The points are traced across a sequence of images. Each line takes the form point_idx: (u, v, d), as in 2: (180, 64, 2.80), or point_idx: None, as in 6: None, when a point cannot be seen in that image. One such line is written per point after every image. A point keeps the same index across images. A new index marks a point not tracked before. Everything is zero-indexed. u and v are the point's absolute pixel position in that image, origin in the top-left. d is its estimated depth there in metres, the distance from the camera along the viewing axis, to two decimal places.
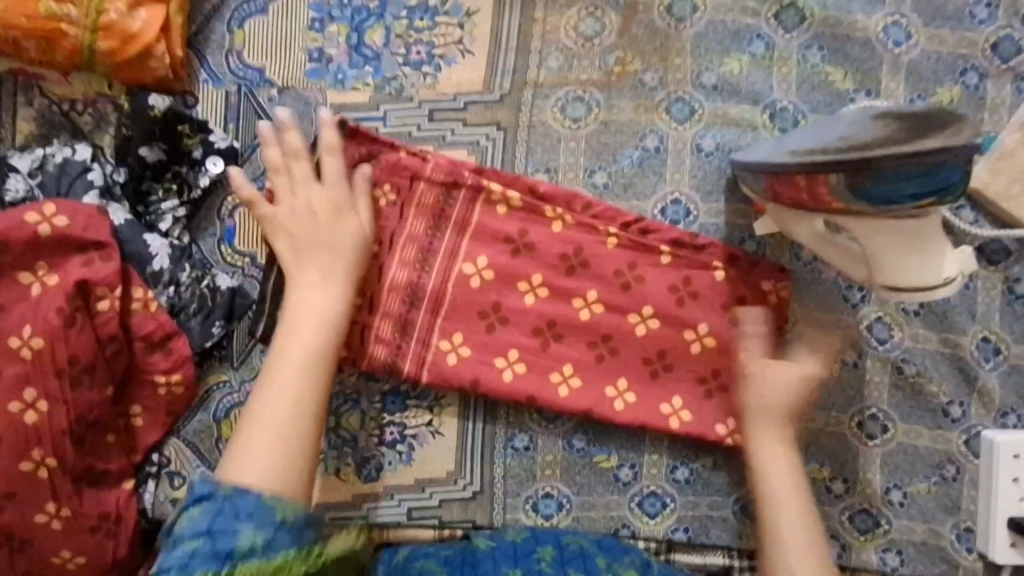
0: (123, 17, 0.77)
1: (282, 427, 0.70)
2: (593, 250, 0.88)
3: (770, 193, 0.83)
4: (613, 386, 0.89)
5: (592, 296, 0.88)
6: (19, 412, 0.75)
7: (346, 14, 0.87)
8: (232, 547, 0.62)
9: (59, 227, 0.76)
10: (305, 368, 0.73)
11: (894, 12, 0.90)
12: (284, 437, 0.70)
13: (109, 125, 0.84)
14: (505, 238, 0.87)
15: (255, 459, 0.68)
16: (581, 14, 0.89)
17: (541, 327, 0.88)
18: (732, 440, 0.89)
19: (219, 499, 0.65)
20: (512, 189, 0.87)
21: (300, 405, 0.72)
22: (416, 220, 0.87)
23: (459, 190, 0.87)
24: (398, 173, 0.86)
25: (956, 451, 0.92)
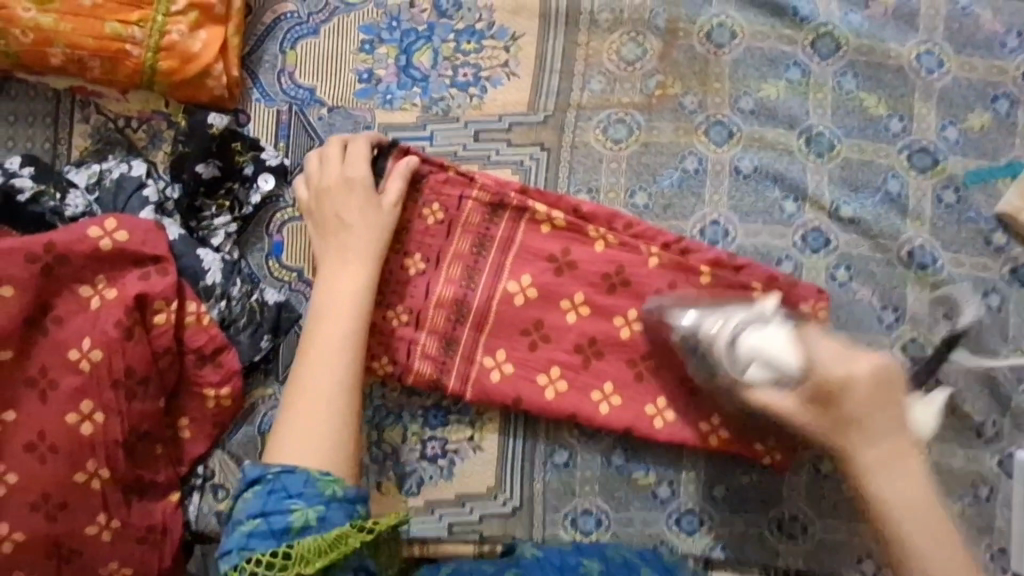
0: (185, 38, 0.81)
1: (324, 403, 0.74)
2: (635, 269, 0.89)
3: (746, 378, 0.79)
4: (652, 404, 0.89)
5: (633, 314, 0.89)
6: (75, 422, 0.76)
7: (395, 36, 0.90)
8: (286, 524, 0.67)
9: (118, 242, 0.77)
10: (337, 350, 0.77)
11: (926, 40, 0.93)
12: (323, 411, 0.74)
13: (163, 141, 0.86)
14: (548, 256, 0.89)
15: (297, 434, 0.73)
16: (623, 39, 0.92)
17: (582, 344, 0.89)
18: (770, 459, 0.90)
19: (270, 481, 0.70)
20: (557, 210, 0.89)
21: (338, 380, 0.75)
22: (462, 238, 0.89)
23: (504, 210, 0.89)
24: (445, 193, 0.88)
25: (991, 472, 0.93)
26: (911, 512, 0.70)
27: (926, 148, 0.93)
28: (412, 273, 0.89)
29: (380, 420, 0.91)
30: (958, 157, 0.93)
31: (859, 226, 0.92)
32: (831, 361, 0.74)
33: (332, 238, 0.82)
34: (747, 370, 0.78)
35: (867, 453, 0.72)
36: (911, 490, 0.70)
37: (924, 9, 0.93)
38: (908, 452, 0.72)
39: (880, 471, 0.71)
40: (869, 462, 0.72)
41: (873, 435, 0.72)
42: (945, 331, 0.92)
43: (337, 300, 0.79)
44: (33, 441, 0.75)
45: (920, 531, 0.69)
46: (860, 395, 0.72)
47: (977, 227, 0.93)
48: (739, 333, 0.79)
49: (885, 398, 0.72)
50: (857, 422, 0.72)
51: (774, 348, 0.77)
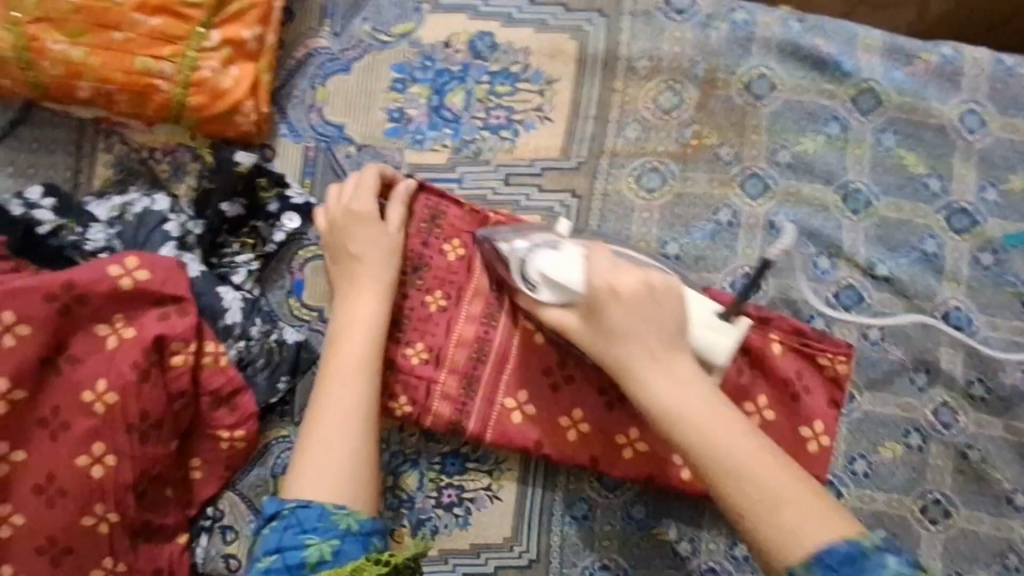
0: (216, 74, 0.80)
1: (337, 435, 0.72)
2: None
3: (530, 287, 0.78)
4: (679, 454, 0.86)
5: None
6: (86, 465, 0.74)
7: (428, 76, 0.89)
8: (301, 559, 0.66)
9: (139, 281, 0.75)
10: (349, 380, 0.75)
11: (969, 99, 0.91)
12: (337, 445, 0.72)
13: (187, 174, 0.84)
14: None
15: (310, 470, 0.71)
16: (660, 87, 0.90)
17: (605, 387, 0.86)
18: None
19: (286, 517, 0.68)
20: None
21: (354, 412, 0.74)
22: (483, 277, 0.86)
23: None
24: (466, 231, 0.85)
25: (1020, 542, 0.87)
26: (690, 407, 0.68)
27: (965, 208, 0.91)
28: (433, 309, 0.86)
29: (394, 465, 0.89)
30: (996, 219, 0.91)
31: (894, 285, 0.90)
32: (599, 276, 0.74)
33: (342, 267, 0.81)
34: (541, 292, 0.77)
35: (641, 363, 0.71)
36: (689, 391, 0.69)
37: (968, 68, 0.92)
38: (678, 353, 0.71)
39: (659, 381, 0.70)
40: (648, 375, 0.70)
41: (643, 341, 0.71)
42: (978, 394, 0.90)
43: (346, 328, 0.77)
44: (41, 483, 0.73)
45: (700, 426, 0.67)
46: (625, 305, 0.72)
47: (1014, 290, 0.90)
48: (532, 254, 0.78)
49: (643, 303, 0.72)
50: (622, 334, 0.72)
51: (558, 269, 0.76)
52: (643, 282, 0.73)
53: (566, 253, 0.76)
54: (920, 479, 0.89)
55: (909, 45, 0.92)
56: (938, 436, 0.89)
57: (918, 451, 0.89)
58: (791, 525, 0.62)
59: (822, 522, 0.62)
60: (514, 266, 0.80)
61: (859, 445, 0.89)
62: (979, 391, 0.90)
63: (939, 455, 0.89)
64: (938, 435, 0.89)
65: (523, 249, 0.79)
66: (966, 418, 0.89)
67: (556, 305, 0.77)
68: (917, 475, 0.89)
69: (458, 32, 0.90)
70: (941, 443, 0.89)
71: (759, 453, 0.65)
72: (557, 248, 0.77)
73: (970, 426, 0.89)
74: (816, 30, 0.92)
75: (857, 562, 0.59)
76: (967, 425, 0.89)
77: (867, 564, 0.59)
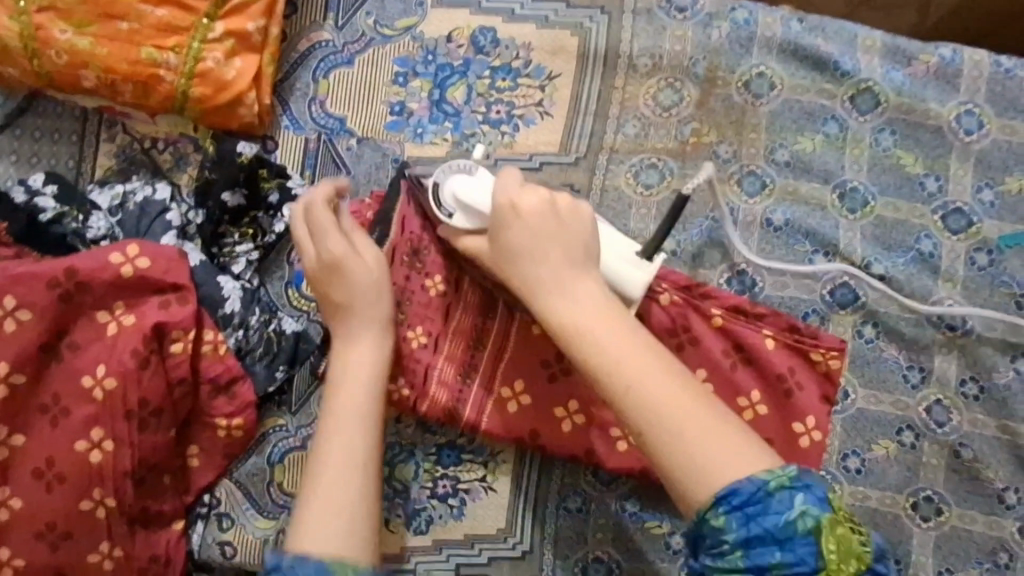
0: (219, 66, 0.80)
1: (337, 488, 0.71)
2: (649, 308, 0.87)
3: (447, 212, 0.78)
4: None
5: None
6: (85, 451, 0.74)
7: (430, 70, 0.89)
8: None
9: (140, 269, 0.76)
10: (349, 433, 0.74)
11: (967, 100, 0.92)
12: (339, 498, 0.71)
13: (190, 164, 0.85)
14: None
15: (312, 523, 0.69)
16: (660, 84, 0.91)
17: None
18: None
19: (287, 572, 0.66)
20: None
21: (357, 463, 0.73)
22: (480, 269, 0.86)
23: None
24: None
25: (1011, 540, 0.88)
26: (598, 333, 0.67)
27: (961, 209, 0.91)
28: (434, 295, 0.86)
29: (391, 455, 0.90)
30: (992, 220, 0.91)
31: (890, 284, 0.90)
32: (504, 199, 0.73)
33: (339, 314, 0.79)
34: (453, 216, 0.78)
35: (542, 281, 0.70)
36: (589, 309, 0.68)
37: (968, 70, 0.92)
38: (583, 276, 0.70)
39: (560, 300, 0.69)
40: (550, 294, 0.70)
41: (547, 261, 0.71)
42: (971, 393, 0.90)
43: (346, 377, 0.76)
44: (40, 467, 0.74)
45: (602, 345, 0.66)
46: (530, 228, 0.72)
47: (1009, 290, 0.91)
48: (447, 179, 0.78)
49: (548, 224, 0.71)
50: (526, 254, 0.71)
51: (467, 191, 0.76)
52: (546, 202, 0.72)
53: (476, 176, 0.77)
54: (913, 477, 0.89)
55: (909, 46, 0.93)
56: (931, 434, 0.90)
57: (911, 449, 0.90)
58: (699, 456, 0.61)
59: (727, 448, 0.62)
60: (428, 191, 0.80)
61: (852, 442, 0.90)
62: (972, 391, 0.90)
63: (932, 453, 0.90)
64: (931, 433, 0.90)
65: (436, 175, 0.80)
66: (960, 417, 0.90)
67: (467, 229, 0.77)
68: (911, 472, 0.89)
69: (461, 27, 0.90)
70: (934, 442, 0.90)
71: (667, 379, 0.64)
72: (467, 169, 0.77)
73: (963, 424, 0.90)
74: (817, 30, 0.92)
75: (765, 498, 0.59)
76: (961, 424, 0.90)
77: (774, 503, 0.59)
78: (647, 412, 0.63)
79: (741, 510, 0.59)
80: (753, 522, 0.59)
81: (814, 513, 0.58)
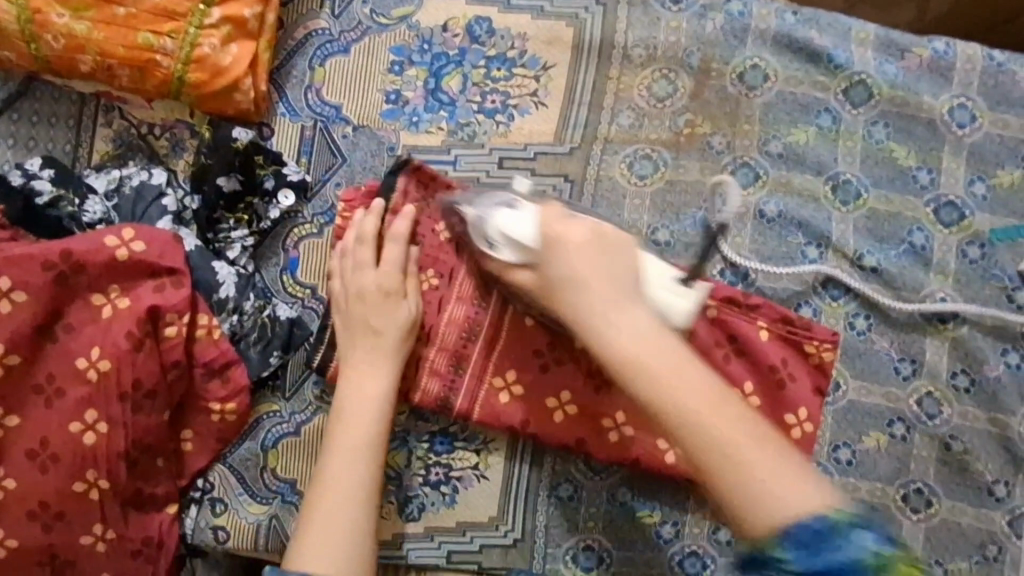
0: (216, 52, 0.81)
1: (338, 514, 0.73)
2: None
3: (493, 248, 0.77)
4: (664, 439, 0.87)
5: None
6: (78, 432, 0.75)
7: (426, 59, 0.90)
8: None
9: (135, 252, 0.76)
10: (353, 458, 0.76)
11: (960, 94, 0.92)
12: (339, 522, 0.72)
13: (186, 150, 0.86)
14: None
15: (310, 544, 0.71)
16: (654, 75, 0.91)
17: (593, 370, 0.87)
18: None
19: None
20: None
21: (359, 491, 0.74)
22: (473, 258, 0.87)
23: None
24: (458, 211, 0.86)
25: (999, 532, 0.89)
26: (654, 358, 0.63)
27: (953, 202, 0.92)
28: (426, 287, 0.86)
29: None
30: (984, 214, 0.92)
31: (882, 275, 0.91)
32: (548, 226, 0.72)
33: (352, 338, 0.81)
34: (500, 249, 0.76)
35: (595, 310, 0.67)
36: (645, 340, 0.64)
37: (961, 64, 0.92)
38: (632, 299, 0.68)
39: (616, 330, 0.65)
40: (604, 326, 0.66)
41: (597, 290, 0.68)
42: (962, 386, 0.91)
43: (357, 404, 0.78)
44: (34, 448, 0.74)
45: (663, 378, 0.61)
46: (577, 254, 0.70)
47: (1000, 284, 0.91)
48: (490, 215, 0.77)
49: (596, 254, 0.70)
50: (575, 283, 0.69)
51: (512, 223, 0.75)
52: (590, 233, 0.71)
53: (519, 208, 0.76)
54: (903, 469, 0.90)
55: (902, 40, 0.93)
56: (922, 426, 0.90)
57: (901, 441, 0.90)
58: (770, 486, 0.57)
59: (799, 485, 0.57)
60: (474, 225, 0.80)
61: (843, 434, 0.90)
62: (963, 383, 0.91)
63: (922, 445, 0.90)
64: (921, 425, 0.90)
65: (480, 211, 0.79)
66: (951, 409, 0.90)
67: (514, 261, 0.75)
68: (901, 464, 0.90)
69: (457, 17, 0.91)
70: (925, 434, 0.90)
71: (729, 406, 0.60)
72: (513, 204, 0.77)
73: (954, 417, 0.90)
74: (811, 23, 0.93)
75: (830, 535, 0.54)
76: (951, 417, 0.90)
77: (838, 539, 0.54)
78: (715, 451, 0.59)
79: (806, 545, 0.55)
80: (816, 558, 0.54)
81: (880, 553, 0.53)
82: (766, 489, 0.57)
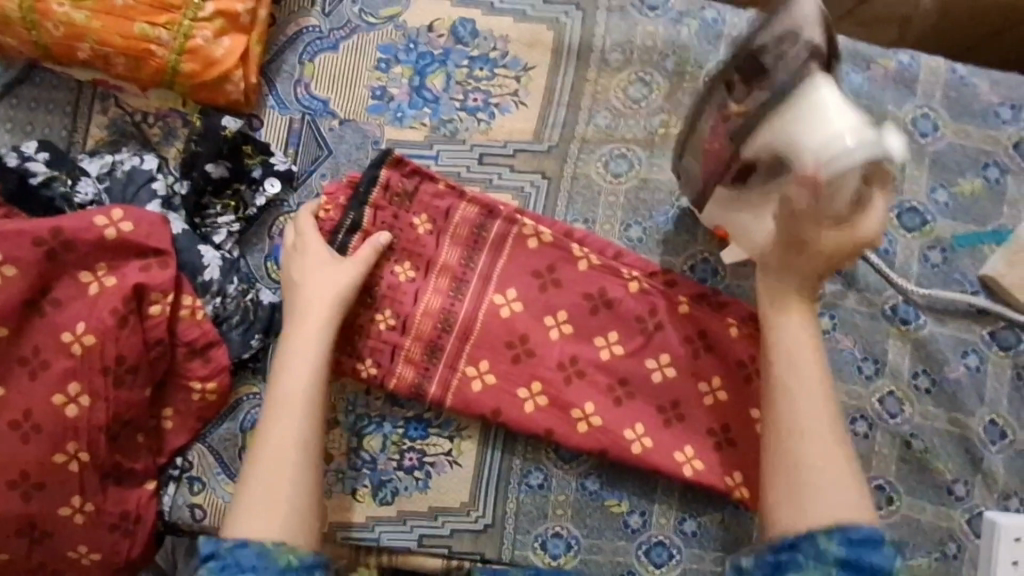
0: (209, 43, 0.84)
1: (280, 471, 0.75)
2: (617, 294, 0.91)
3: None
4: (631, 429, 0.89)
5: (613, 338, 0.91)
6: (62, 404, 0.77)
7: (411, 57, 0.94)
8: None
9: (124, 232, 0.79)
10: (288, 415, 0.77)
11: (923, 104, 0.96)
12: (278, 481, 0.75)
13: (177, 139, 0.89)
14: (534, 272, 0.91)
15: (250, 506, 0.73)
16: (631, 78, 0.95)
17: (565, 362, 0.90)
18: (738, 494, 0.89)
19: (223, 556, 0.70)
20: (545, 226, 0.91)
21: (294, 445, 0.76)
22: (451, 250, 0.90)
23: (494, 219, 0.90)
24: (433, 206, 0.90)
25: (958, 530, 0.92)
26: (802, 358, 0.76)
27: (916, 208, 0.95)
28: (402, 280, 0.90)
29: (360, 427, 0.93)
30: (946, 220, 0.95)
31: (844, 277, 0.96)
32: (866, 223, 0.70)
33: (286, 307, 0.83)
34: None
35: (782, 282, 0.77)
36: (802, 341, 0.76)
37: (924, 75, 0.96)
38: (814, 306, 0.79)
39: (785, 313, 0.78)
40: (784, 297, 0.77)
41: (804, 275, 0.76)
42: (923, 386, 0.94)
43: (289, 361, 0.80)
44: (18, 419, 0.77)
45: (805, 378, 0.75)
46: (828, 247, 0.72)
47: (961, 288, 0.95)
48: None
49: (842, 251, 0.72)
50: (802, 257, 0.74)
51: (845, 188, 0.67)
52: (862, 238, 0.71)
53: None
54: (866, 465, 0.93)
55: (869, 50, 0.97)
56: (884, 425, 0.94)
57: (864, 438, 0.94)
58: (831, 498, 0.71)
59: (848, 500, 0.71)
60: (794, 56, 0.71)
61: None
62: (924, 383, 0.94)
63: (884, 443, 0.94)
64: (884, 423, 0.94)
65: (837, 112, 0.67)
66: (911, 408, 0.94)
67: None
68: (863, 461, 0.93)
69: (442, 18, 0.95)
70: (887, 432, 0.94)
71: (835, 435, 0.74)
72: (872, 178, 0.67)
73: (915, 417, 0.94)
74: None
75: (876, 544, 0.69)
76: (912, 416, 0.94)
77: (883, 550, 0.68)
78: (808, 431, 0.74)
79: (849, 538, 0.69)
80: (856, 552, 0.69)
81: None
82: (827, 484, 0.72)
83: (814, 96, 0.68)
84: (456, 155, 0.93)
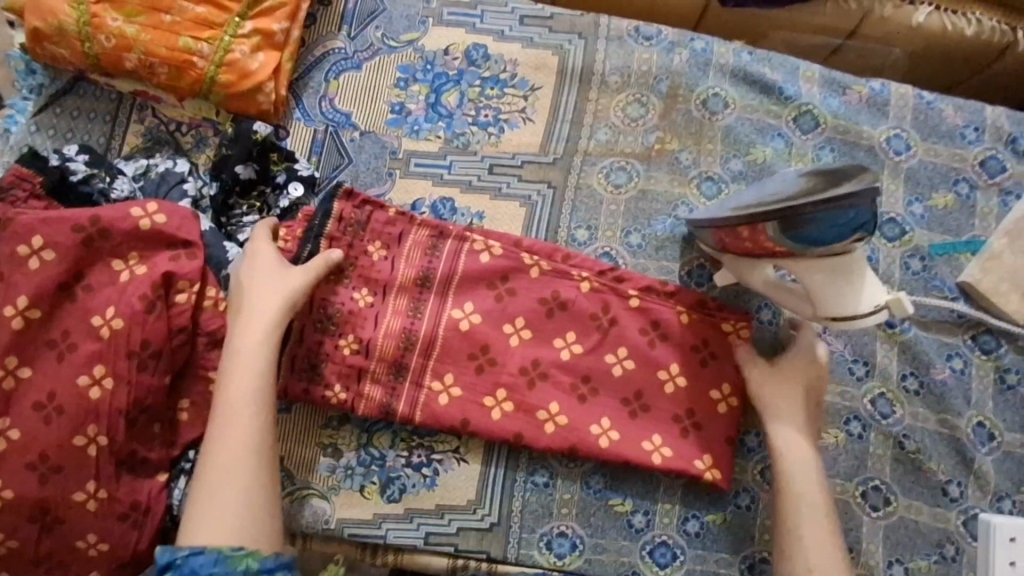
0: (245, 57, 0.93)
1: (233, 477, 0.75)
2: (580, 296, 0.94)
3: None
4: (597, 424, 0.92)
5: (570, 338, 0.94)
6: (85, 385, 0.79)
7: (428, 77, 1.02)
8: None
9: (157, 223, 0.84)
10: (238, 418, 0.78)
11: (895, 126, 1.05)
12: (232, 487, 0.75)
13: (208, 146, 0.96)
14: (488, 283, 0.93)
15: (206, 514, 0.73)
16: (629, 99, 1.04)
17: (526, 367, 0.92)
18: (710, 475, 0.91)
19: (179, 565, 0.71)
20: (496, 241, 0.95)
21: (248, 449, 0.77)
22: (406, 270, 0.93)
23: (445, 240, 0.93)
24: (387, 232, 0.93)
25: (955, 532, 0.94)
26: (800, 445, 0.87)
27: (894, 219, 1.02)
28: (361, 305, 0.92)
29: (370, 423, 0.95)
30: (923, 230, 1.02)
31: None
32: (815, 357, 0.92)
33: (230, 319, 0.84)
34: None
35: (772, 381, 0.91)
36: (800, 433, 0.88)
37: (894, 100, 1.06)
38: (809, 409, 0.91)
39: (786, 404, 0.90)
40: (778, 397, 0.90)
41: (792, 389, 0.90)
42: (911, 388, 0.98)
43: (230, 371, 0.80)
44: (41, 400, 0.79)
45: (801, 462, 0.87)
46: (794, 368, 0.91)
47: (941, 294, 1.01)
48: None
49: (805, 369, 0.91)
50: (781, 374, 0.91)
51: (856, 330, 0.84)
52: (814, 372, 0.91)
53: None
54: (862, 466, 0.96)
55: (844, 79, 1.07)
56: (877, 425, 0.97)
57: (859, 439, 0.97)
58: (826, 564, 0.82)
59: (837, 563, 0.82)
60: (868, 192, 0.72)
61: None
62: (913, 385, 0.98)
63: (878, 444, 0.97)
64: (877, 424, 0.97)
65: (865, 289, 0.81)
66: (902, 410, 0.98)
67: None
68: (859, 461, 0.96)
69: (457, 43, 1.04)
70: (880, 433, 0.97)
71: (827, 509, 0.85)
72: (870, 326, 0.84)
73: (906, 418, 0.97)
74: (764, 61, 1.06)
75: None
76: (904, 417, 0.97)
77: None
78: (809, 507, 0.84)
79: None
80: None
81: None
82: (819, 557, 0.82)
83: (848, 255, 0.80)
84: (467, 165, 0.99)
